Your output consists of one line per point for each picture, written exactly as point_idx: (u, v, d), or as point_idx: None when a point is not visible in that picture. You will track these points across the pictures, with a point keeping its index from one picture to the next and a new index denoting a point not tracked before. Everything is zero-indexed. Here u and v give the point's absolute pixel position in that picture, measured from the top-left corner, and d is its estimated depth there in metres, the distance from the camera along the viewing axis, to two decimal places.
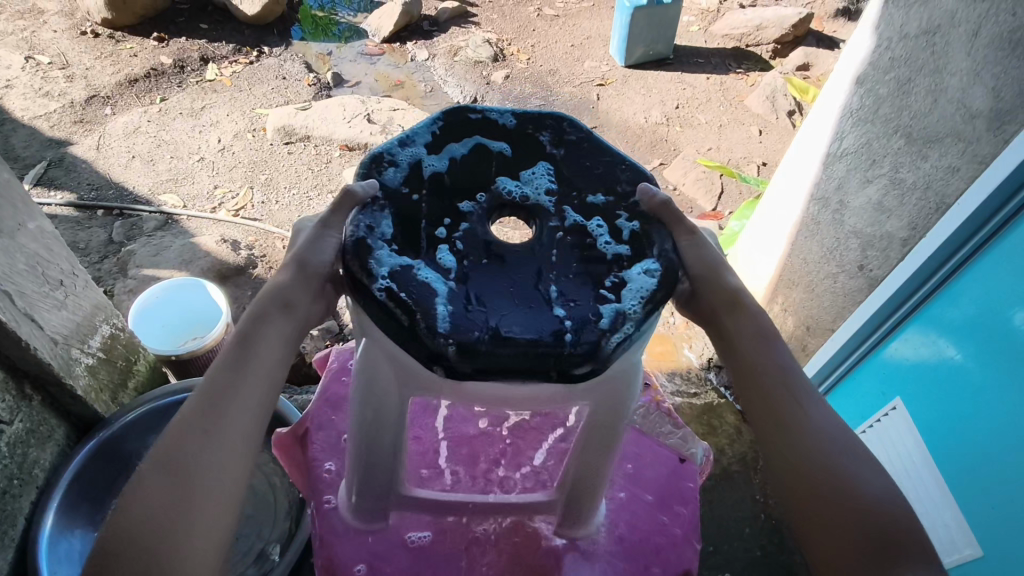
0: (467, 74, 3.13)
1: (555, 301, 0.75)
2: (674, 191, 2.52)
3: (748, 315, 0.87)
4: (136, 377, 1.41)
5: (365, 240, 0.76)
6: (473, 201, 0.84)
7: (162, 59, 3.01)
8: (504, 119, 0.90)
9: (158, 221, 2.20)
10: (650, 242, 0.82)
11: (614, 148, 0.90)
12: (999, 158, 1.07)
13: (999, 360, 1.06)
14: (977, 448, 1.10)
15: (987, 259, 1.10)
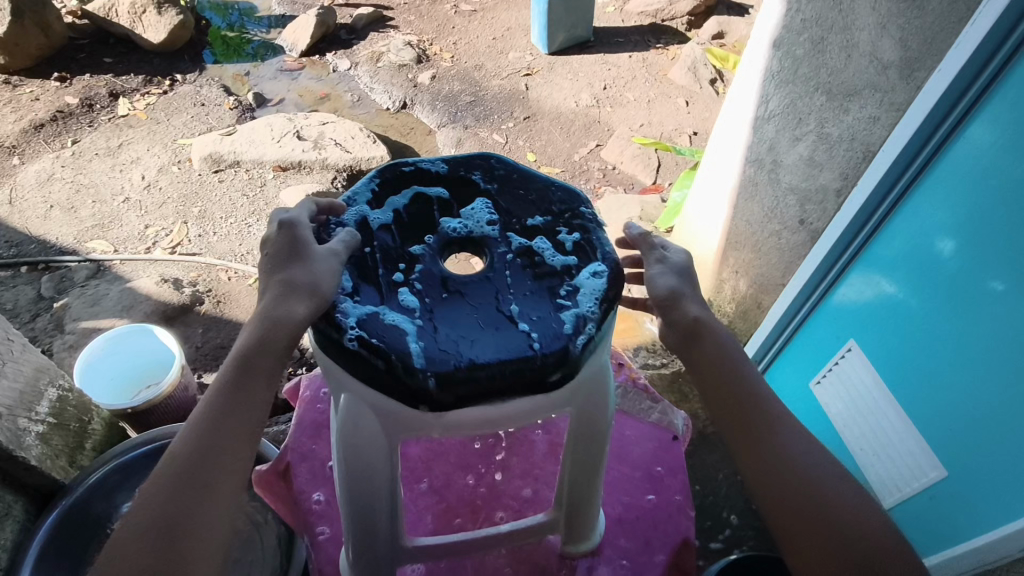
0: (393, 79, 3.08)
1: (517, 318, 0.75)
2: (614, 170, 2.56)
3: (710, 336, 0.92)
4: (92, 437, 1.34)
5: (324, 299, 0.76)
6: (422, 242, 0.84)
7: (68, 99, 2.85)
8: (435, 166, 0.93)
9: (89, 269, 2.09)
10: (594, 248, 0.84)
11: (538, 173, 0.93)
12: (912, 104, 1.13)
13: (936, 292, 1.13)
14: (928, 377, 1.16)
15: (913, 200, 1.17)
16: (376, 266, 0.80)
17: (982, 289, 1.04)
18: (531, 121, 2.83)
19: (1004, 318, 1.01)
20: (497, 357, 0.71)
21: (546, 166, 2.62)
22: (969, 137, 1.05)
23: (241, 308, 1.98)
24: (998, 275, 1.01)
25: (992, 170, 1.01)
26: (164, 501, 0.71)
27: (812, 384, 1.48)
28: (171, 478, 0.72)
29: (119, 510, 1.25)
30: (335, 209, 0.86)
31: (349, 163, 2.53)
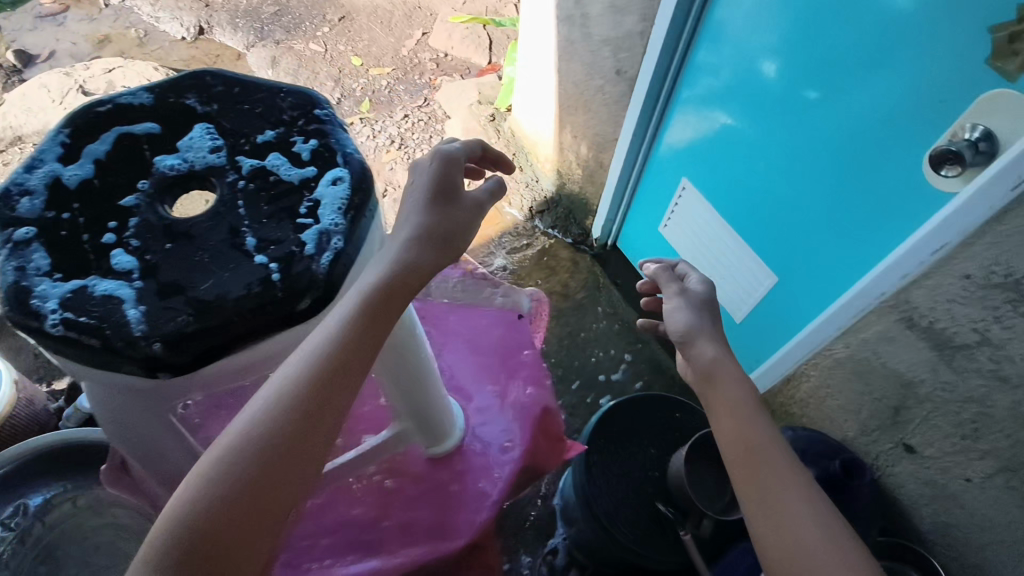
0: (179, 2, 2.68)
1: (253, 251, 0.61)
2: (445, 58, 2.43)
3: (734, 381, 0.78)
4: None
5: (14, 287, 0.57)
6: (135, 191, 0.65)
7: None
8: (137, 97, 0.71)
9: None
10: (336, 151, 0.68)
11: (271, 80, 0.74)
12: None
13: (762, 112, 1.13)
14: (761, 197, 1.21)
15: (718, 23, 1.15)
16: (76, 236, 0.61)
17: (796, 98, 1.05)
18: (348, 20, 2.59)
19: (803, 127, 1.06)
20: (237, 295, 0.58)
21: (375, 68, 2.43)
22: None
23: None
24: (813, 85, 1.01)
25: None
26: (249, 462, 0.54)
27: (661, 227, 1.55)
28: (286, 423, 0.56)
29: None
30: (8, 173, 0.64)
31: None
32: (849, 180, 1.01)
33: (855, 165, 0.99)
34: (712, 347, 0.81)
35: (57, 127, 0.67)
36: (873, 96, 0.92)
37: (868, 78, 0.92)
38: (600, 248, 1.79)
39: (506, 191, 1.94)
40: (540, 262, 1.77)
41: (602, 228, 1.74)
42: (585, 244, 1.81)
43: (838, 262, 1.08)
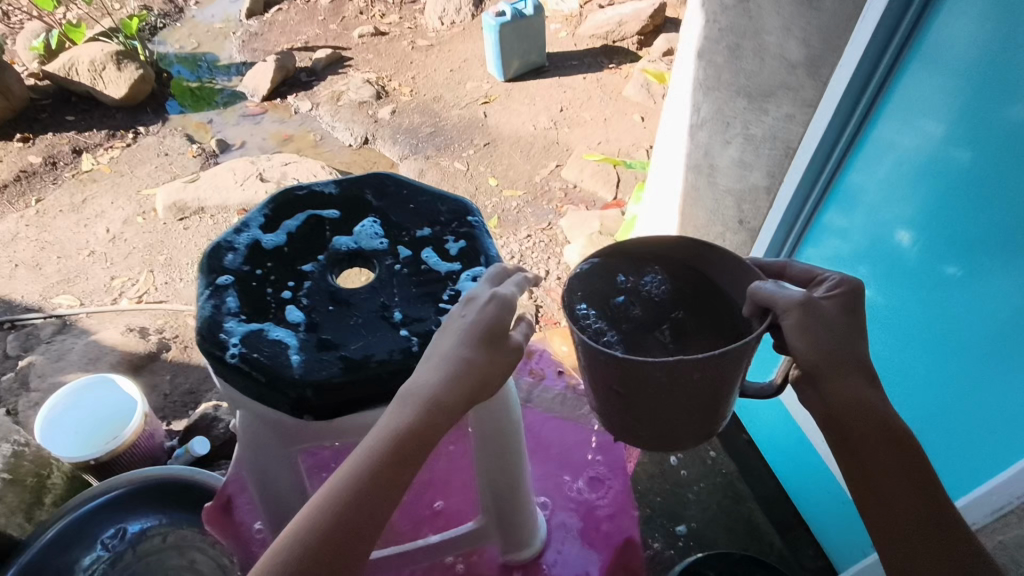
0: (353, 117, 3.07)
1: (399, 323, 0.79)
2: (575, 189, 2.59)
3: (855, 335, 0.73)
4: (51, 492, 1.33)
5: (211, 319, 0.78)
6: (315, 262, 0.86)
7: (31, 158, 2.82)
8: (328, 189, 0.94)
9: (55, 325, 2.13)
10: (477, 256, 0.86)
11: (431, 189, 0.95)
12: (868, 42, 1.01)
13: (932, 295, 1.07)
14: (912, 378, 1.14)
15: (879, 186, 1.12)
16: (264, 287, 0.82)
17: (934, 272, 1.05)
18: (491, 146, 2.86)
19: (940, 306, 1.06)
20: (381, 358, 0.75)
21: (508, 188, 2.64)
22: (884, 135, 1.09)
23: None
24: (951, 259, 1.02)
25: (919, 160, 1.04)
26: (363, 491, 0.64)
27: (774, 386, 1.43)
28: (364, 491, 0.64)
29: (80, 563, 1.24)
30: (227, 235, 0.87)
31: None
32: (987, 366, 1.01)
33: (980, 350, 1.01)
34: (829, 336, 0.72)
35: (266, 202, 0.92)
36: (1003, 295, 0.96)
37: (1002, 269, 0.95)
38: None
39: None
40: None
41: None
42: None
43: (977, 454, 1.05)
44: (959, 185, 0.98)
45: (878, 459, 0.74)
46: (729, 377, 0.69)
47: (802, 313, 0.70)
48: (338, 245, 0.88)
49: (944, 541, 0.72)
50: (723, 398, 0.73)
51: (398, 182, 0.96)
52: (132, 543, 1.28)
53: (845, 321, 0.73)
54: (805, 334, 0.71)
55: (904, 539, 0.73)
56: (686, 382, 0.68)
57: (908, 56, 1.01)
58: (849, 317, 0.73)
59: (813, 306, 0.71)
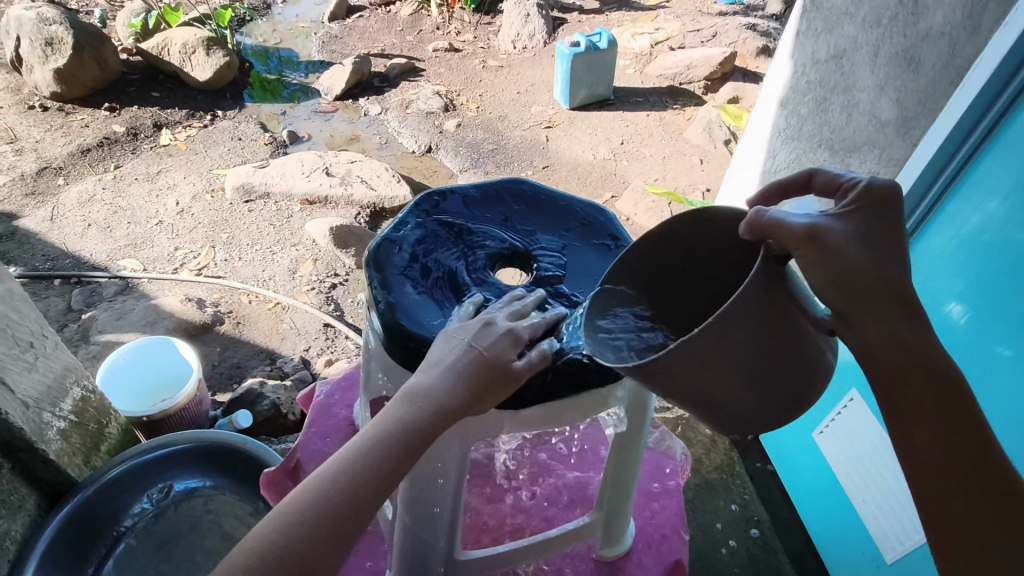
0: (420, 125, 3.16)
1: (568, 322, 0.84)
2: (627, 222, 2.62)
3: (888, 246, 0.61)
4: (108, 440, 1.40)
5: (401, 308, 0.81)
6: (476, 257, 0.92)
7: (114, 127, 2.96)
8: (469, 193, 1.01)
9: (118, 285, 2.22)
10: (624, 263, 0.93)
11: (561, 195, 1.03)
12: (954, 116, 1.05)
13: (986, 373, 1.06)
14: None
15: (942, 259, 1.13)
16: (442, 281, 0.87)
17: (979, 352, 1.07)
18: (549, 170, 2.92)
19: (986, 387, 1.06)
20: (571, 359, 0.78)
21: None
22: (956, 210, 1.10)
23: (258, 331, 2.09)
24: (1005, 340, 1.03)
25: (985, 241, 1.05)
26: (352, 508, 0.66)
27: (815, 433, 1.44)
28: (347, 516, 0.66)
29: (130, 509, 1.28)
30: (390, 232, 0.91)
31: (373, 202, 2.64)
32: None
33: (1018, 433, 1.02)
34: (871, 260, 0.60)
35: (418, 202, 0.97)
36: None
37: None
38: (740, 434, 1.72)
39: None
40: (676, 431, 1.74)
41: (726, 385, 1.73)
42: None
43: None
44: (1018, 272, 0.99)
45: (942, 430, 0.63)
46: (741, 357, 0.62)
47: (812, 242, 0.60)
48: (493, 248, 0.93)
49: (1000, 518, 0.64)
50: (806, 380, 0.67)
51: (535, 190, 1.03)
52: (174, 502, 1.33)
53: (873, 246, 0.61)
54: (826, 265, 0.60)
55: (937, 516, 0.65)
56: (709, 363, 0.61)
57: (992, 138, 1.02)
58: (876, 233, 0.61)
59: (829, 237, 0.60)
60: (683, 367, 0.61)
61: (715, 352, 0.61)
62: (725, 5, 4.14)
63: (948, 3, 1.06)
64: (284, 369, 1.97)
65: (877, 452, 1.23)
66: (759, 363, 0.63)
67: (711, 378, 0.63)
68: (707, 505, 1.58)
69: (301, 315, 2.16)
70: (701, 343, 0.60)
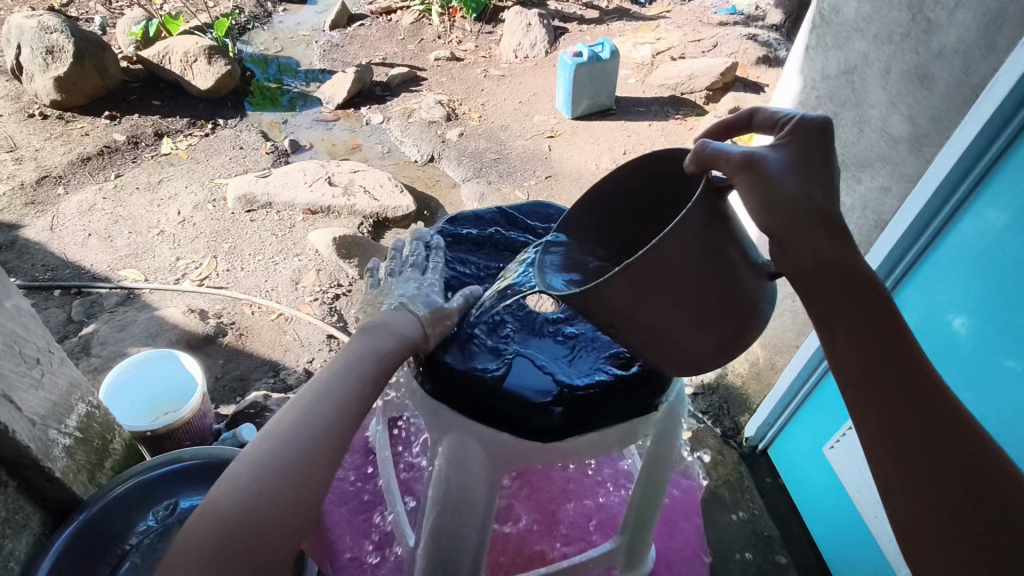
0: (422, 135, 3.16)
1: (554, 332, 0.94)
2: None
3: (814, 177, 0.76)
4: (112, 456, 1.38)
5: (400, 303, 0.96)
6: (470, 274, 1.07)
7: (115, 136, 2.94)
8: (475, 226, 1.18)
9: (119, 296, 2.20)
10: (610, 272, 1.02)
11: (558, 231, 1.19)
12: (967, 135, 1.05)
13: (1002, 392, 1.05)
14: None
15: (954, 276, 1.12)
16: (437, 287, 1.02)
17: (991, 364, 1.06)
18: (552, 180, 2.92)
19: (1002, 406, 1.05)
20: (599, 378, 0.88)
21: None
22: (968, 227, 1.09)
23: (261, 343, 2.08)
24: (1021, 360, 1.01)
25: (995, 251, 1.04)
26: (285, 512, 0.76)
27: (825, 448, 1.43)
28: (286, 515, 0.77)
29: (136, 526, 1.26)
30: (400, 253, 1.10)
31: (376, 212, 2.63)
32: None
33: None
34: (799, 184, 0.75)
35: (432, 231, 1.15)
36: None
37: None
38: (748, 448, 1.71)
39: None
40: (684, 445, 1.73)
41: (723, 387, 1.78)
42: (733, 439, 1.75)
43: None
44: None
45: (869, 344, 0.74)
46: (679, 275, 0.77)
47: (745, 169, 0.75)
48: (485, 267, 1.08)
49: (942, 430, 0.70)
50: (730, 310, 0.81)
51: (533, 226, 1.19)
52: (181, 519, 1.30)
53: (801, 174, 0.75)
54: (756, 190, 0.74)
55: (878, 449, 0.72)
56: (653, 283, 0.76)
57: (1013, 150, 1.01)
58: (805, 161, 0.76)
59: (762, 167, 0.75)
60: (624, 293, 0.75)
61: (650, 274, 0.75)
62: (725, 16, 4.16)
63: (962, 21, 1.07)
64: (287, 381, 1.95)
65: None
66: (696, 282, 0.78)
67: (660, 295, 0.77)
68: (717, 521, 1.57)
69: (305, 326, 2.15)
70: (643, 267, 0.74)
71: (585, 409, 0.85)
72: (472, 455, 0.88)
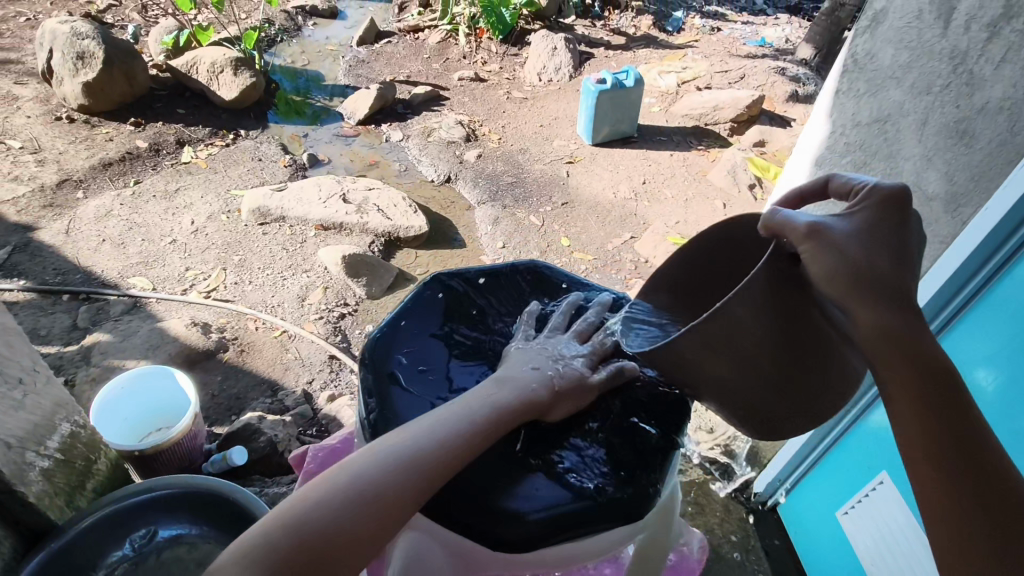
0: (440, 154, 3.14)
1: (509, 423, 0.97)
2: (645, 265, 2.55)
3: (889, 243, 0.72)
4: (95, 476, 1.35)
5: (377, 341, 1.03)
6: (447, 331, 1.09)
7: (137, 143, 2.97)
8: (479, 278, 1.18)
9: (126, 305, 2.19)
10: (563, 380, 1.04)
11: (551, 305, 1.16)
12: (1010, 199, 0.95)
13: None
14: None
15: (989, 347, 1.03)
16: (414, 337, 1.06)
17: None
18: (569, 207, 2.87)
19: None
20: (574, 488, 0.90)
21: (579, 251, 2.64)
22: (1008, 295, 1.00)
23: (262, 360, 2.05)
24: None
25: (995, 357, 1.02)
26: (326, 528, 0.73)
27: (840, 512, 1.35)
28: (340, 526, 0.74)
29: (108, 557, 1.24)
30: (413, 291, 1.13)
31: (388, 231, 2.61)
32: None
33: None
34: (867, 252, 0.71)
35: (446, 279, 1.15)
36: None
37: None
38: (757, 502, 1.64)
39: None
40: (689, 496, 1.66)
41: (742, 438, 1.69)
42: (741, 493, 1.68)
43: None
44: None
45: (942, 434, 0.68)
46: (742, 341, 0.77)
47: (810, 236, 0.73)
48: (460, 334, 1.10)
49: (1016, 537, 0.64)
50: (811, 373, 0.80)
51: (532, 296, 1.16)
52: (157, 549, 1.28)
53: (871, 240, 0.72)
54: (826, 254, 0.72)
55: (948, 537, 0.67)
56: (717, 345, 0.78)
57: None
58: (879, 226, 0.73)
59: (828, 234, 0.73)
60: (694, 350, 0.80)
61: (723, 332, 0.77)
62: (754, 47, 4.12)
63: (1009, 76, 1.00)
64: (285, 402, 1.92)
65: (908, 547, 1.14)
66: (769, 351, 0.78)
67: (720, 357, 0.79)
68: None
69: (307, 345, 2.12)
70: (710, 326, 0.77)
71: (561, 527, 0.85)
72: (432, 558, 0.84)
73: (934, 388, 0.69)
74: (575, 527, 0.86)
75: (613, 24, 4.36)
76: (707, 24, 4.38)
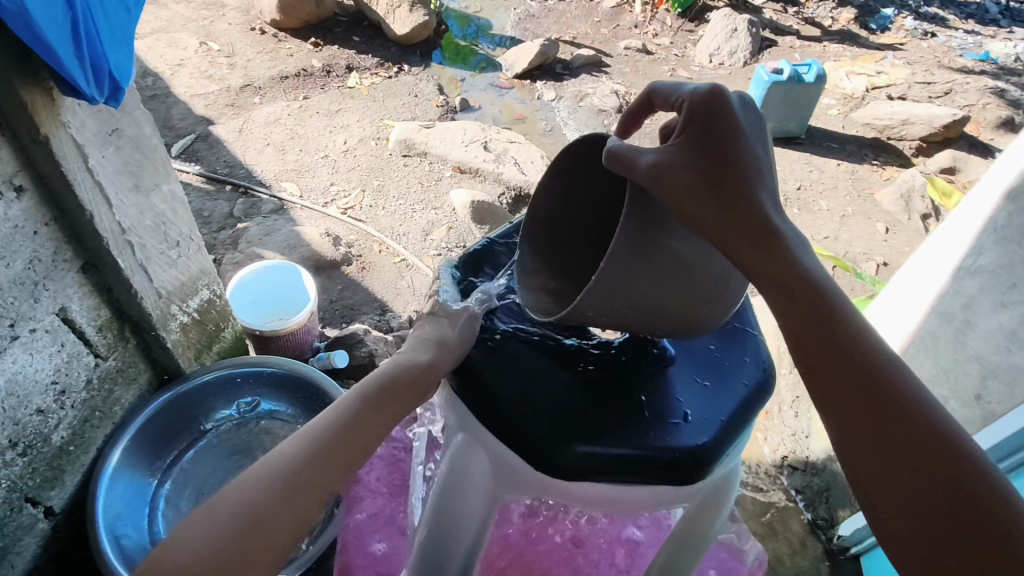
0: (589, 121, 3.10)
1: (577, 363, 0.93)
2: None
3: (731, 148, 0.77)
4: (221, 342, 1.51)
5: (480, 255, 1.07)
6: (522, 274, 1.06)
7: (313, 62, 3.20)
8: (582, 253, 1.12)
9: (274, 205, 2.40)
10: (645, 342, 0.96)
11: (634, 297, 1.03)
12: None
13: None
14: None
15: None
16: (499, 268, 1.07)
17: None
18: None
19: None
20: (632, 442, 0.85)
21: None
22: None
23: (378, 281, 2.17)
24: None
25: None
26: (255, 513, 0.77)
27: None
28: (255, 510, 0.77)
29: (215, 413, 1.38)
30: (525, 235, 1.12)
31: (521, 185, 2.63)
32: None
33: None
34: (714, 166, 0.77)
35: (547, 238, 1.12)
36: None
37: None
38: (838, 546, 1.50)
39: (767, 421, 1.76)
40: (765, 518, 1.57)
41: None
42: (823, 532, 1.55)
43: None
44: None
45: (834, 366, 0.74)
46: (629, 279, 0.79)
47: (655, 181, 0.76)
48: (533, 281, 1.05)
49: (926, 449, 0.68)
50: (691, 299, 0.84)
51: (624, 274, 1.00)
52: (258, 417, 1.42)
53: (704, 151, 0.77)
54: (678, 191, 0.76)
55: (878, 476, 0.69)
56: (613, 288, 0.80)
57: None
58: (706, 136, 0.78)
59: (668, 164, 0.76)
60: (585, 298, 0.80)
61: (609, 277, 0.78)
62: (971, 61, 3.61)
63: None
64: (390, 323, 2.03)
65: None
66: (652, 287, 0.81)
67: (607, 300, 0.81)
68: None
69: (421, 277, 2.21)
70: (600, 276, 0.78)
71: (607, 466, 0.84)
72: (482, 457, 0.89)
73: (800, 307, 0.76)
74: (640, 453, 0.84)
75: (806, 13, 4.00)
76: (919, 27, 3.89)
